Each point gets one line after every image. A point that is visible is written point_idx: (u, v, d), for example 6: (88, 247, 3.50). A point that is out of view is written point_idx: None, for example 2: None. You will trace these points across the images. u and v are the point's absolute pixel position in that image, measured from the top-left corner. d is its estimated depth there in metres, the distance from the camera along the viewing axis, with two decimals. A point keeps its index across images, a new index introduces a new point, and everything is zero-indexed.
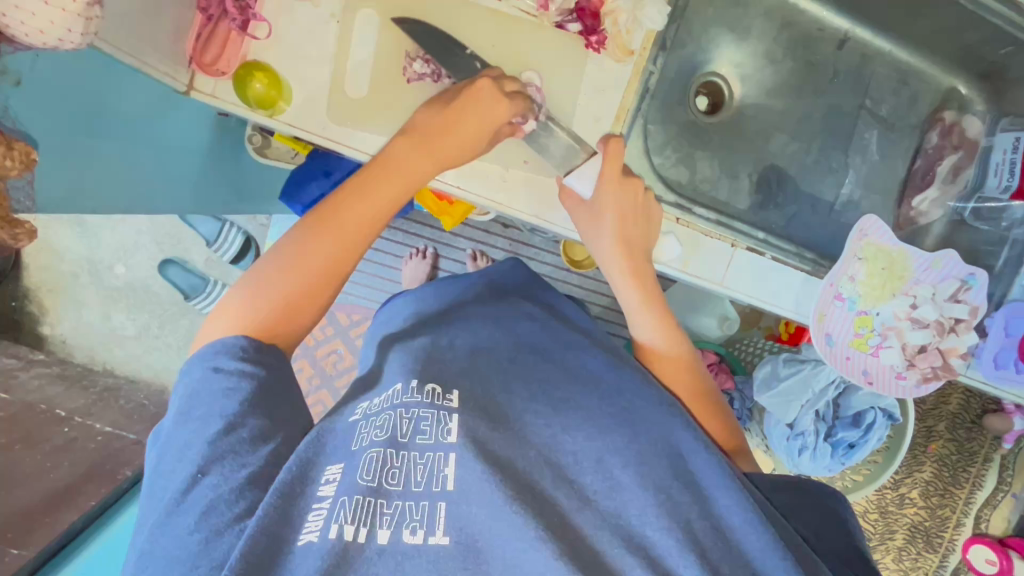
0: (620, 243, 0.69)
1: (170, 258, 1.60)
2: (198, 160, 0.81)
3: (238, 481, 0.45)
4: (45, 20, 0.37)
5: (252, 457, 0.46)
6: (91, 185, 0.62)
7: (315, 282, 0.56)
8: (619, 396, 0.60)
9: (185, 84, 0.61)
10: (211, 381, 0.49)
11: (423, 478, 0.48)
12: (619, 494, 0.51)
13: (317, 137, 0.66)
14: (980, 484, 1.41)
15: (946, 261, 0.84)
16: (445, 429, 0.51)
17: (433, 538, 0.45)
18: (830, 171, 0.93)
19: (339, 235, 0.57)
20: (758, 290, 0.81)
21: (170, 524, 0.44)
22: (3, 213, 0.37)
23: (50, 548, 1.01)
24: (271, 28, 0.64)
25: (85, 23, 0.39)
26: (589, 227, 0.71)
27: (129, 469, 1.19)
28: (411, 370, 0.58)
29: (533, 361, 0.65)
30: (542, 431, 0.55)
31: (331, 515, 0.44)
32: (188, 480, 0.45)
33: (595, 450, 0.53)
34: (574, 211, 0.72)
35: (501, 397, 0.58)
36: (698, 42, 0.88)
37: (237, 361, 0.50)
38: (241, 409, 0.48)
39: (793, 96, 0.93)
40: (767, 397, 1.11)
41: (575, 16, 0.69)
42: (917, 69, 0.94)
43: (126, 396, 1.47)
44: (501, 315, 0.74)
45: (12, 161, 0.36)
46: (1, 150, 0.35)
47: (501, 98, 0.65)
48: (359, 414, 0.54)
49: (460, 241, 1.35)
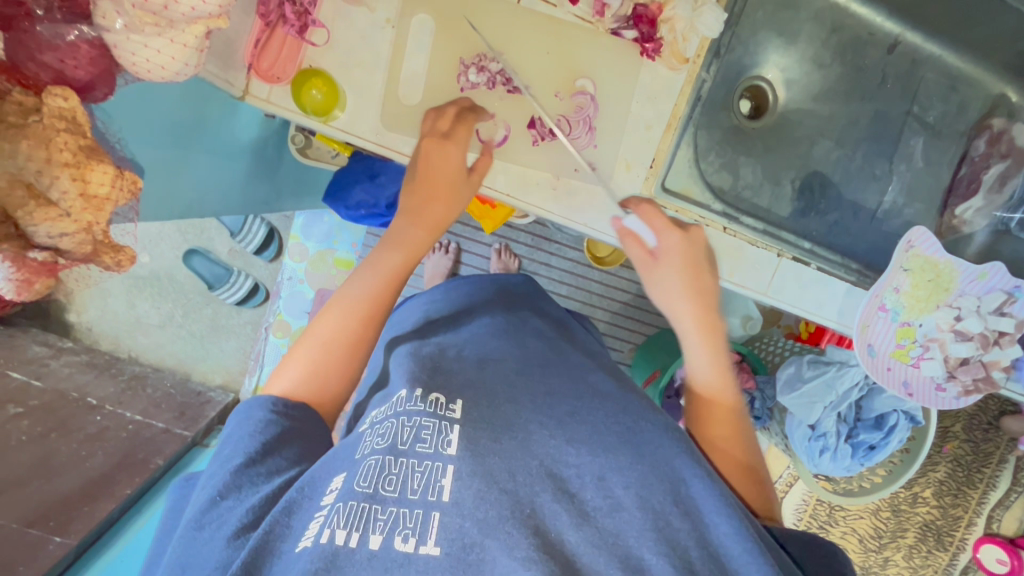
0: (694, 295, 0.66)
1: (195, 248, 1.61)
2: (243, 163, 0.80)
3: (252, 502, 0.48)
4: (168, 57, 0.40)
5: (266, 484, 0.49)
6: (165, 194, 0.63)
7: (337, 351, 0.60)
8: (626, 415, 0.57)
9: (241, 90, 0.62)
10: (241, 426, 0.54)
11: (419, 487, 0.47)
12: (619, 514, 0.48)
13: (371, 144, 0.67)
14: (994, 484, 1.40)
15: (993, 273, 0.83)
16: (445, 440, 0.50)
17: (424, 547, 0.44)
18: (875, 177, 0.92)
19: (349, 308, 0.61)
20: (803, 300, 0.81)
21: (190, 540, 0.47)
22: (108, 240, 0.38)
23: (89, 536, 1.01)
24: (328, 34, 0.64)
25: (196, 54, 0.43)
26: (660, 270, 0.67)
27: (161, 459, 1.21)
28: (416, 376, 0.58)
29: (542, 376, 0.62)
30: (545, 442, 0.52)
31: (325, 521, 0.45)
32: (207, 501, 0.48)
33: (598, 466, 0.51)
34: (639, 256, 0.68)
35: (505, 407, 0.56)
36: (746, 46, 0.86)
37: (269, 412, 0.55)
38: (264, 446, 0.52)
39: (839, 101, 0.92)
40: (789, 397, 1.11)
41: (631, 23, 0.68)
42: (968, 74, 0.92)
43: (152, 384, 1.49)
44: (513, 325, 0.72)
45: (124, 189, 0.38)
46: (118, 179, 0.37)
47: (448, 142, 0.64)
48: (368, 424, 0.56)
49: (483, 236, 1.33)
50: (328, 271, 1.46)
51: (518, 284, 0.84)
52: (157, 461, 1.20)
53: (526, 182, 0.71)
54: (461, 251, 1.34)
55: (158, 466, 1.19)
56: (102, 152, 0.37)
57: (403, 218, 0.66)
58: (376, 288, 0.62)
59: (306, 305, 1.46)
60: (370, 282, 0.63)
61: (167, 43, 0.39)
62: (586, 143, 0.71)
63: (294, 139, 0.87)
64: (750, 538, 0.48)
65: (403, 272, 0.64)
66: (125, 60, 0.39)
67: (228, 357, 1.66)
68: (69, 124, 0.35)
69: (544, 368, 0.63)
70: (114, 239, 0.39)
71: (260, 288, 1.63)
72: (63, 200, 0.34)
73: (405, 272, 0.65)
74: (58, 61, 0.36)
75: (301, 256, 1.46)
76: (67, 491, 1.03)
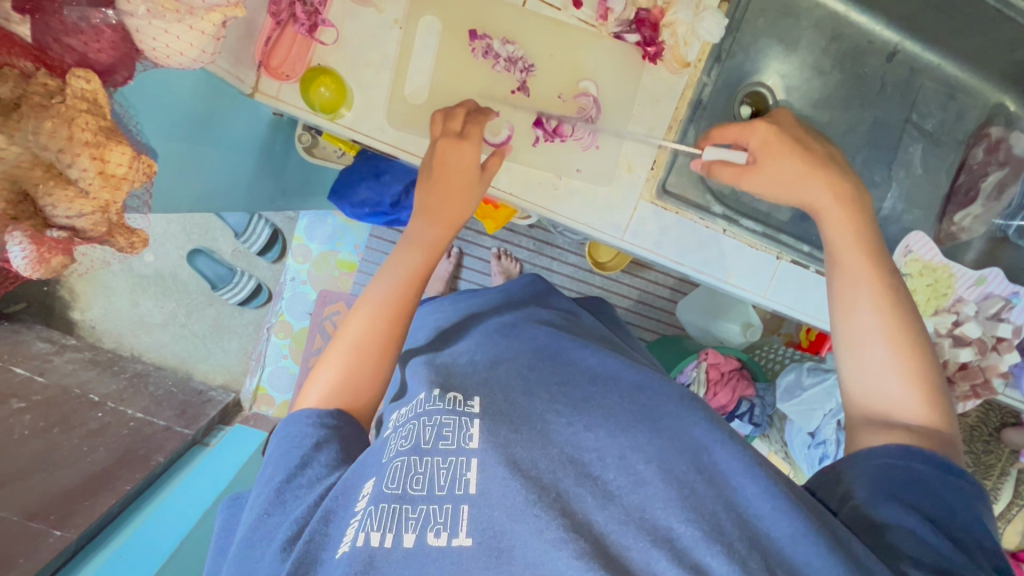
0: (815, 176, 0.63)
1: (199, 248, 1.62)
2: (252, 158, 0.82)
3: (295, 516, 0.50)
4: (187, 44, 0.41)
5: (308, 496, 0.51)
6: (175, 185, 0.65)
7: (371, 353, 0.60)
8: (640, 393, 0.59)
9: (251, 87, 0.63)
10: (283, 442, 0.56)
11: (445, 483, 0.48)
12: (643, 489, 0.48)
13: (379, 142, 0.69)
14: (995, 497, 1.37)
15: (991, 278, 0.83)
16: (466, 435, 0.51)
17: (456, 540, 0.45)
18: (874, 184, 0.93)
19: (377, 308, 0.62)
20: (799, 303, 0.81)
21: (243, 556, 0.50)
22: (122, 221, 0.39)
23: (90, 530, 1.03)
24: (337, 33, 0.65)
25: (214, 42, 0.45)
26: (765, 160, 0.65)
27: (162, 455, 1.24)
28: (433, 380, 0.59)
29: (551, 366, 0.62)
30: (564, 431, 0.53)
31: (360, 525, 0.46)
32: (255, 518, 0.51)
33: (618, 446, 0.51)
34: (732, 172, 0.67)
35: (523, 399, 0.57)
36: (745, 53, 0.87)
37: (311, 425, 0.56)
38: (302, 458, 0.54)
39: (839, 108, 0.93)
40: (788, 405, 1.11)
41: (634, 27, 0.70)
42: (965, 83, 0.93)
43: (154, 381, 1.49)
44: (521, 317, 0.73)
45: (139, 171, 0.38)
46: (134, 163, 0.37)
47: (463, 141, 0.65)
48: (391, 427, 0.57)
49: (485, 239, 1.34)
50: (330, 272, 1.47)
51: (521, 286, 0.84)
52: (158, 457, 1.23)
53: (528, 182, 0.72)
54: (463, 254, 1.35)
55: (160, 462, 1.22)
56: (121, 134, 0.38)
57: (421, 218, 0.66)
58: (401, 290, 0.63)
59: (307, 305, 1.48)
60: (394, 283, 0.63)
61: (187, 29, 0.40)
62: (589, 144, 0.72)
63: (301, 138, 0.88)
64: (778, 493, 0.47)
65: (425, 270, 0.65)
66: (147, 45, 0.40)
67: (229, 357, 1.66)
68: (90, 106, 0.36)
69: (552, 359, 0.64)
70: (129, 222, 0.40)
71: (264, 289, 1.64)
72: (81, 179, 0.34)
73: (428, 270, 0.66)
74: (82, 44, 0.37)
75: (304, 258, 1.48)
76: (70, 485, 1.03)
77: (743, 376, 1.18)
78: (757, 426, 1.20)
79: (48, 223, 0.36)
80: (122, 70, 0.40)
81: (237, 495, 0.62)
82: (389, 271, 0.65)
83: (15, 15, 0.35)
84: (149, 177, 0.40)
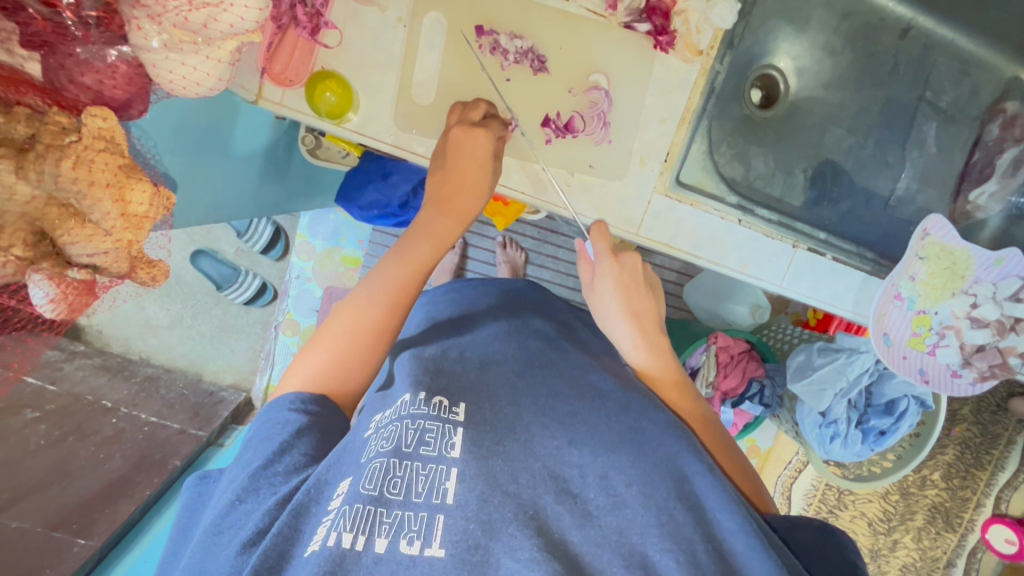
0: (626, 299, 0.67)
1: (202, 249, 1.58)
2: (257, 166, 0.81)
3: (269, 505, 0.47)
4: (202, 72, 0.46)
5: (283, 486, 0.49)
6: (187, 200, 0.65)
7: (368, 341, 0.59)
8: (625, 415, 0.57)
9: (254, 94, 0.63)
10: (264, 427, 0.53)
11: (423, 489, 0.47)
12: (621, 512, 0.49)
13: (385, 145, 0.67)
14: (1003, 465, 1.35)
15: (1009, 259, 0.83)
16: (448, 443, 0.51)
17: (429, 549, 0.44)
18: (886, 165, 0.91)
19: (384, 297, 0.60)
20: (817, 291, 0.81)
21: (208, 545, 0.46)
22: (146, 257, 0.44)
23: (110, 540, 1.02)
24: (340, 35, 0.64)
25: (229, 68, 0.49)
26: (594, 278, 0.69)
27: (179, 459, 1.21)
28: (420, 379, 0.58)
29: (541, 378, 0.62)
30: (548, 445, 0.52)
31: (332, 524, 0.44)
32: (226, 505, 0.48)
33: (600, 466, 0.51)
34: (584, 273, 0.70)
35: (506, 408, 0.56)
36: (756, 36, 0.85)
37: (297, 411, 0.54)
38: (283, 444, 0.51)
39: (851, 88, 0.91)
40: (799, 384, 1.08)
41: (644, 16, 0.68)
42: (980, 57, 0.91)
43: (165, 386, 1.45)
44: (517, 327, 0.72)
45: (161, 205, 0.44)
46: (156, 199, 0.43)
47: (477, 128, 0.64)
48: (372, 429, 0.54)
49: (492, 230, 1.30)
50: (335, 269, 1.46)
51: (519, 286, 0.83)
52: (175, 462, 1.20)
53: (538, 179, 0.71)
54: (467, 245, 1.31)
55: (176, 467, 1.19)
56: (139, 170, 0.43)
57: (432, 208, 0.66)
58: (403, 278, 0.62)
59: (314, 303, 1.47)
60: (397, 272, 0.62)
61: (203, 59, 0.45)
62: (601, 139, 0.71)
63: (305, 139, 0.86)
64: (751, 531, 0.49)
65: (430, 262, 0.64)
66: (164, 78, 0.44)
67: (238, 357, 1.66)
68: (107, 144, 0.40)
69: (544, 369, 0.63)
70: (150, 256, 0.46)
71: (269, 287, 1.64)
72: (104, 221, 0.39)
73: (432, 261, 0.65)
74: (97, 81, 0.42)
75: (308, 255, 1.46)
76: (89, 493, 1.04)
77: (752, 358, 1.16)
78: (767, 407, 1.19)
79: (69, 262, 0.40)
80: (139, 101, 0.45)
81: (205, 474, 0.59)
82: (392, 258, 0.63)
83: (20, 49, 0.40)
84: (168, 209, 0.46)
